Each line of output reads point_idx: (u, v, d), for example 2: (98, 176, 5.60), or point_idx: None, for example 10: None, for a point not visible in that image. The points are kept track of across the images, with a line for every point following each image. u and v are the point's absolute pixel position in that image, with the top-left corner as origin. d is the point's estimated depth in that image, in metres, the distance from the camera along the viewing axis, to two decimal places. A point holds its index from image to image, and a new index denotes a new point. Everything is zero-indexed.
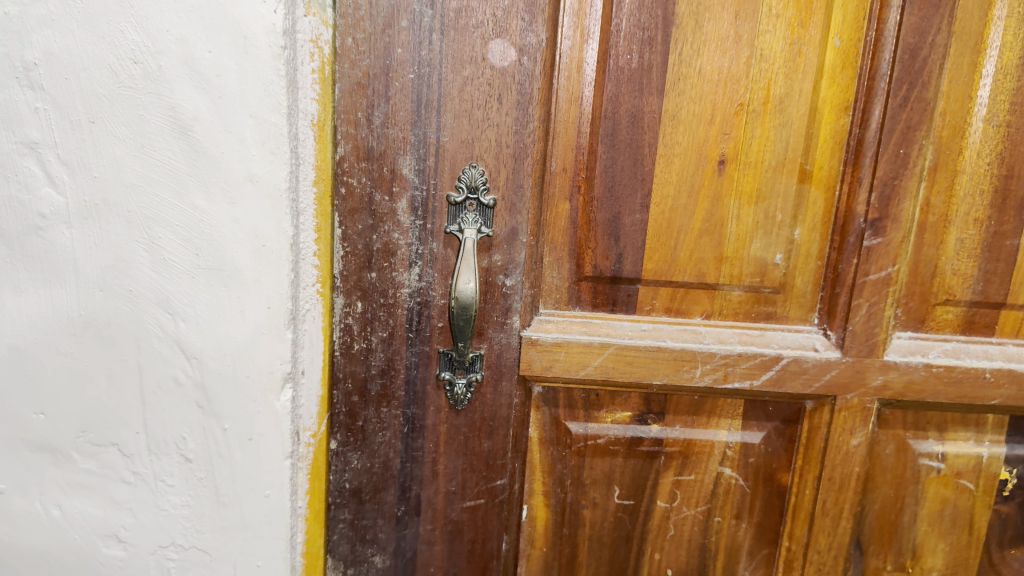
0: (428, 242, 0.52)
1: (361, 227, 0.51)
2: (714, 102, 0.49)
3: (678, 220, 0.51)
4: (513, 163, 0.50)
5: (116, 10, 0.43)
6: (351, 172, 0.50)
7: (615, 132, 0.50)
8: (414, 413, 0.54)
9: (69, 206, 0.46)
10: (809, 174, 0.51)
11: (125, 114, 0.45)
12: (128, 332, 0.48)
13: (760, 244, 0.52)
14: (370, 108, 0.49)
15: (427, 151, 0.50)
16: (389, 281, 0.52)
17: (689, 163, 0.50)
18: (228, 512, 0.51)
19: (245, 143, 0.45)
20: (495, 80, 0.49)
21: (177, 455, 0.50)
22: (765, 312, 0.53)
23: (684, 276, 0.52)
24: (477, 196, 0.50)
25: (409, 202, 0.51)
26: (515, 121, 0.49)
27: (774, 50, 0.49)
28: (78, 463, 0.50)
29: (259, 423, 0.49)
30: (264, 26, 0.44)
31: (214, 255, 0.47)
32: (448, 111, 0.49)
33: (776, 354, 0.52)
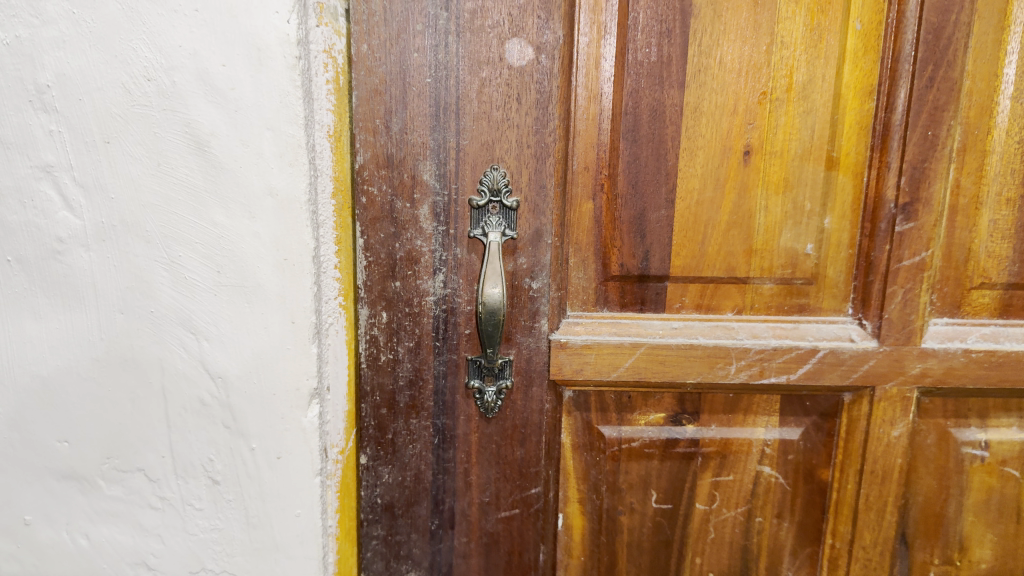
0: (452, 248, 0.51)
1: (383, 236, 0.50)
2: (737, 92, 0.49)
3: (705, 213, 0.50)
4: (536, 164, 0.49)
5: (128, 28, 0.43)
6: (371, 180, 0.49)
7: (636, 128, 0.49)
8: (445, 424, 0.54)
9: (86, 228, 0.46)
10: (836, 160, 0.50)
11: (141, 132, 0.44)
12: (151, 354, 0.47)
13: (790, 236, 0.51)
14: (388, 114, 0.48)
15: (447, 156, 0.49)
16: (414, 290, 0.51)
17: (713, 156, 0.50)
18: (259, 533, 0.50)
19: (263, 157, 0.45)
20: (513, 81, 0.48)
21: (205, 478, 0.49)
22: (798, 304, 0.52)
23: (712, 272, 0.52)
24: (500, 199, 0.50)
25: (431, 208, 0.50)
26: (536, 121, 0.49)
27: (795, 37, 0.48)
28: (104, 490, 0.49)
29: (288, 441, 0.49)
30: (278, 37, 0.43)
31: (235, 271, 0.46)
32: (467, 114, 0.49)
33: (812, 346, 0.51)
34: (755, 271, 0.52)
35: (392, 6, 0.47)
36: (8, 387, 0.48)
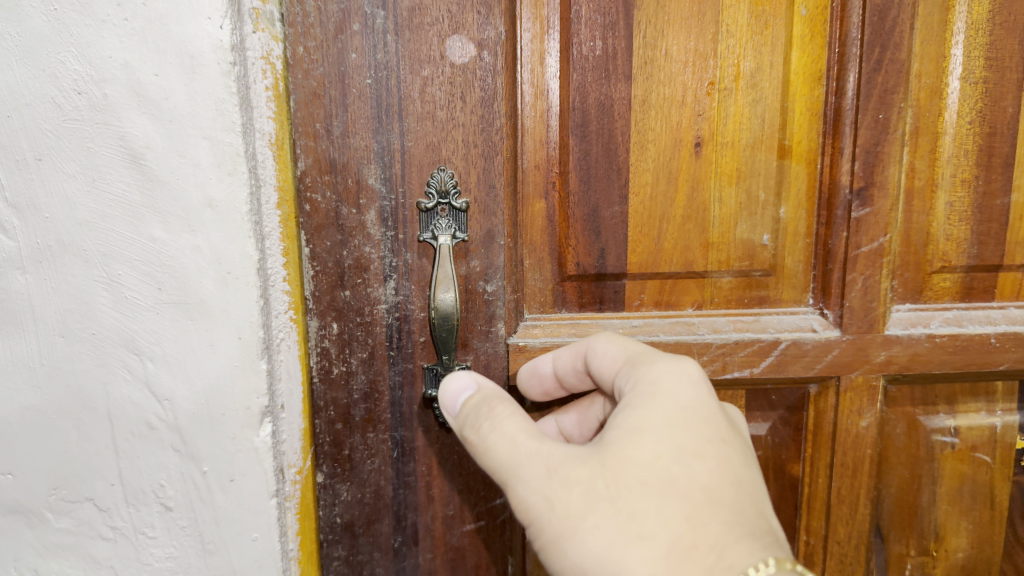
0: (402, 253, 0.50)
1: (330, 244, 0.49)
2: (684, 83, 0.48)
3: (658, 208, 0.50)
4: (486, 163, 0.49)
5: (55, 40, 0.42)
6: (314, 187, 0.48)
7: (585, 123, 0.49)
8: (403, 436, 0.53)
9: (21, 250, 0.44)
10: (788, 149, 0.50)
11: (73, 148, 0.43)
12: (95, 378, 0.46)
13: (746, 226, 0.50)
14: (328, 118, 0.47)
15: (394, 159, 0.48)
16: (365, 298, 0.50)
17: (664, 149, 0.49)
18: (216, 560, 0.48)
19: (201, 168, 0.43)
20: (457, 79, 0.48)
21: (157, 504, 0.47)
22: (758, 296, 0.52)
23: (669, 266, 0.51)
24: (449, 201, 0.49)
25: (378, 213, 0.49)
26: (482, 121, 0.48)
27: (740, 24, 0.48)
28: (52, 523, 0.47)
29: (240, 463, 0.47)
30: (211, 43, 0.42)
31: (177, 288, 0.45)
32: (410, 115, 0.48)
33: (773, 337, 0.51)
34: (712, 264, 0.51)
35: (328, 6, 0.46)
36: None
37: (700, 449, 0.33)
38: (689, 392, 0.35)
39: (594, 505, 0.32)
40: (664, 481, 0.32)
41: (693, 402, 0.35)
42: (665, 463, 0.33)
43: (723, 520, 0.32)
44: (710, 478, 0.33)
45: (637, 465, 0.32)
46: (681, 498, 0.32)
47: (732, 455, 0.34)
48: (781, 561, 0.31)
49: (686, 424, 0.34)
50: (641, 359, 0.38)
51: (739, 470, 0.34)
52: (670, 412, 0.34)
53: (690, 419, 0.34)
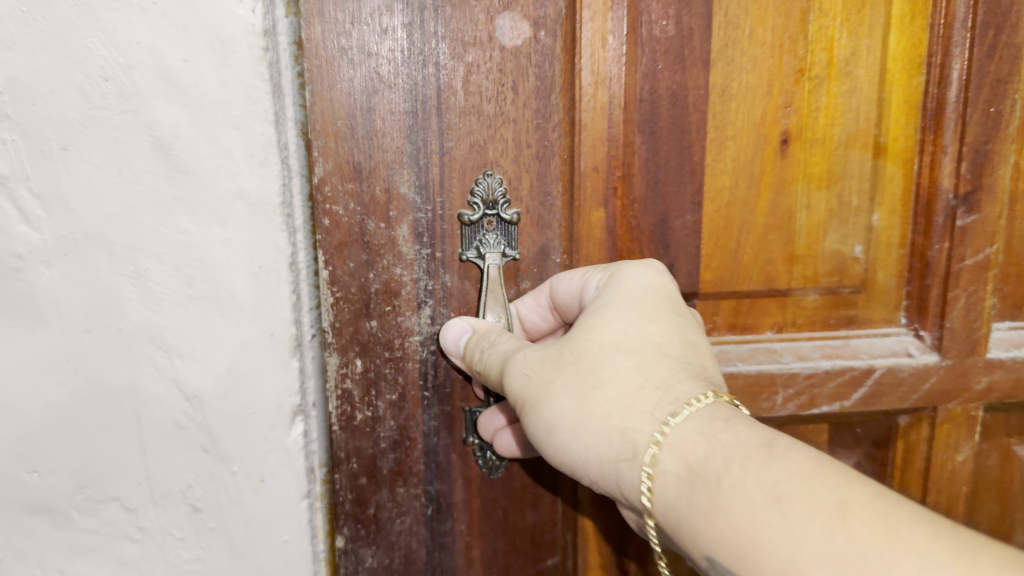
0: (439, 275, 0.50)
1: (352, 266, 0.48)
2: (771, 72, 0.49)
3: (739, 215, 0.51)
4: (542, 168, 0.49)
5: (82, 25, 0.39)
6: (335, 197, 0.47)
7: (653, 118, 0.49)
8: (439, 490, 0.54)
9: (47, 243, 0.42)
10: (883, 147, 0.52)
11: (100, 137, 0.41)
12: (120, 375, 0.44)
13: (837, 237, 0.53)
14: (350, 115, 0.46)
15: (431, 160, 0.48)
16: (396, 328, 0.50)
17: (746, 146, 0.50)
18: (244, 563, 0.47)
19: (231, 158, 0.41)
20: (506, 66, 0.47)
21: (185, 505, 0.46)
22: (847, 316, 0.55)
23: (752, 275, 0.53)
24: (497, 211, 0.49)
25: (411, 227, 0.48)
26: (537, 116, 0.48)
27: (834, 4, 0.49)
28: (77, 522, 0.46)
29: (271, 463, 0.46)
30: (243, 27, 0.40)
31: (208, 284, 0.43)
32: (453, 109, 0.47)
33: (869, 366, 0.53)
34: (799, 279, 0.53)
35: None
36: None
37: (655, 317, 0.42)
38: (654, 290, 0.44)
39: (563, 370, 0.41)
40: (621, 342, 0.41)
41: (653, 291, 0.44)
42: (623, 329, 0.41)
43: (669, 368, 0.40)
44: (661, 336, 0.41)
45: (605, 339, 0.41)
46: (639, 355, 0.40)
47: (684, 323, 0.43)
48: (718, 393, 0.38)
49: (640, 303, 0.43)
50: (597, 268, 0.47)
51: (687, 334, 0.42)
52: (629, 295, 0.44)
53: (649, 299, 0.43)
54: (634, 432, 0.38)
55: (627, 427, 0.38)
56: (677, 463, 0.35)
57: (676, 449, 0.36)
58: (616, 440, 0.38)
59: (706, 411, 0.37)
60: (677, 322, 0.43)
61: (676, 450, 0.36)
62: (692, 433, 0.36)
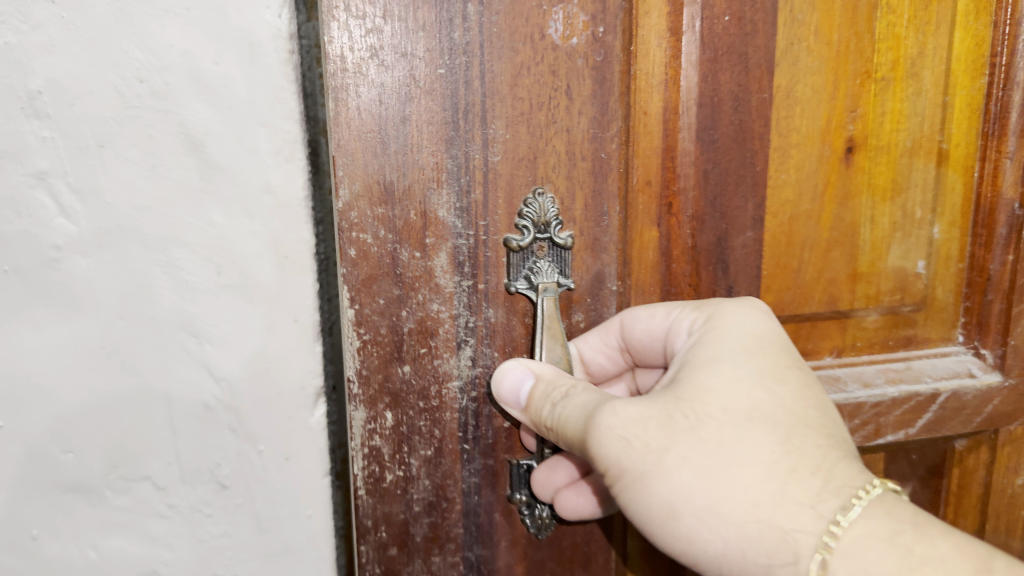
0: (484, 310, 0.56)
1: (381, 304, 0.53)
2: (843, 78, 0.60)
3: (806, 231, 0.62)
4: (598, 181, 0.56)
5: (118, 30, 0.43)
6: (362, 225, 0.51)
7: (713, 125, 0.58)
8: (480, 555, 0.59)
9: (84, 236, 0.45)
10: (948, 153, 0.64)
11: (134, 133, 0.44)
12: (152, 360, 0.48)
13: (899, 254, 0.64)
14: (382, 126, 0.50)
15: (476, 178, 0.53)
16: (432, 372, 0.55)
17: (813, 158, 0.60)
18: (270, 537, 0.51)
19: (258, 154, 0.46)
20: (559, 69, 0.53)
21: (213, 482, 0.49)
22: (904, 338, 0.67)
23: (815, 293, 0.63)
24: (550, 236, 0.55)
25: (450, 255, 0.54)
26: (594, 125, 0.55)
27: (902, 5, 0.60)
28: (110, 500, 0.49)
29: (296, 442, 0.50)
30: (270, 32, 0.45)
31: (236, 273, 0.47)
32: (498, 119, 0.53)
33: (934, 390, 0.66)
34: (860, 297, 0.65)
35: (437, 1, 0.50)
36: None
37: (783, 378, 0.47)
38: (769, 339, 0.50)
39: (677, 440, 0.44)
40: (746, 412, 0.45)
41: (762, 337, 0.50)
42: (753, 394, 0.46)
43: (813, 445, 0.45)
44: (797, 407, 0.46)
45: (705, 403, 0.45)
46: (782, 431, 0.44)
47: (808, 377, 0.48)
48: (882, 483, 0.44)
49: (768, 360, 0.48)
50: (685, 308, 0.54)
51: (823, 398, 0.48)
52: (731, 346, 0.49)
53: (767, 350, 0.49)
54: (796, 533, 0.42)
55: (785, 527, 0.43)
56: (853, 571, 0.41)
57: (848, 558, 0.41)
58: (773, 541, 0.42)
59: (875, 505, 0.42)
60: (808, 384, 0.48)
61: (856, 556, 0.41)
62: (878, 543, 0.41)
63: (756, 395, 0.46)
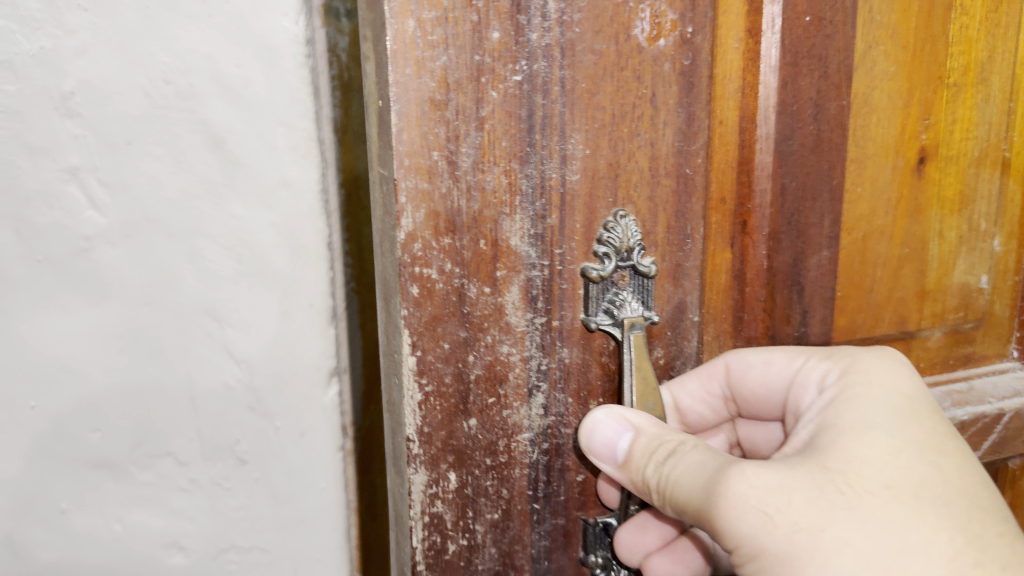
0: (557, 352, 0.55)
1: (445, 354, 0.52)
2: (921, 86, 0.61)
3: (879, 246, 0.63)
4: (681, 200, 0.56)
5: (145, 35, 0.46)
6: (430, 258, 0.50)
7: (791, 136, 0.57)
8: None
9: (111, 225, 0.49)
10: (1005, 165, 0.68)
11: (160, 131, 0.48)
12: (175, 343, 0.51)
13: (963, 267, 0.68)
14: (455, 140, 0.49)
15: (550, 201, 0.52)
16: (501, 424, 0.54)
17: (884, 171, 0.61)
18: (286, 509, 0.55)
19: (277, 150, 0.50)
20: (644, 74, 0.52)
21: (233, 458, 0.53)
22: (965, 352, 0.71)
23: (886, 312, 0.65)
24: (630, 265, 0.55)
25: (524, 292, 0.53)
26: (679, 138, 0.55)
27: (972, 10, 0.62)
28: (136, 476, 0.52)
29: (310, 418, 0.54)
30: (288, 37, 0.48)
31: (255, 261, 0.51)
32: (575, 133, 0.51)
33: (999, 410, 0.69)
34: (927, 316, 0.67)
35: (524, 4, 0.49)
36: (25, 385, 0.50)
37: (946, 451, 0.49)
38: (917, 403, 0.51)
39: (834, 516, 0.45)
40: (907, 484, 0.46)
41: (910, 402, 0.51)
42: (912, 468, 0.47)
43: (986, 523, 0.46)
44: (961, 480, 0.47)
45: (874, 479, 0.46)
46: (954, 513, 0.45)
47: (962, 445, 0.50)
48: None
49: (923, 430, 0.49)
50: (796, 351, 0.59)
51: (982, 474, 0.49)
52: (887, 411, 0.50)
53: (920, 420, 0.50)
54: None
55: None
56: None
57: None
58: None
59: None
60: (965, 457, 0.49)
61: None
62: None
63: (911, 468, 0.47)
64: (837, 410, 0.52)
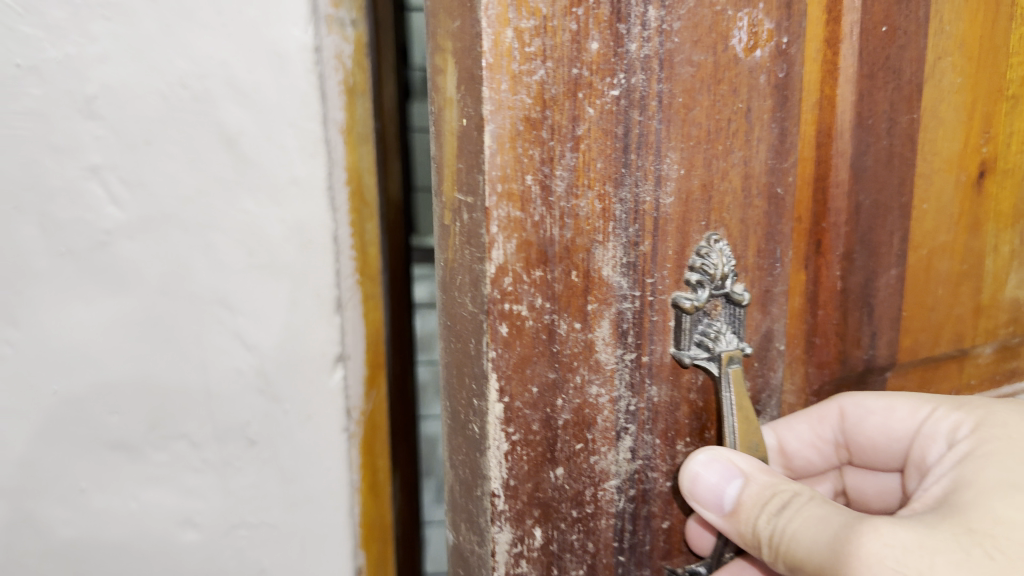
0: (643, 392, 0.55)
1: (531, 401, 0.50)
2: (981, 109, 0.68)
3: (941, 263, 0.69)
4: (771, 220, 0.58)
5: (164, 43, 0.50)
6: (522, 295, 0.49)
7: (866, 152, 0.61)
8: None
9: (130, 220, 0.52)
10: None
11: (177, 133, 0.51)
12: (190, 331, 0.54)
13: (1014, 283, 0.75)
14: (544, 163, 0.47)
15: (645, 226, 0.52)
16: (589, 471, 0.53)
17: (947, 188, 0.67)
18: (294, 487, 0.58)
19: (286, 150, 0.53)
20: (740, 87, 0.53)
21: (243, 439, 0.57)
22: (1010, 369, 0.79)
23: (945, 329, 0.71)
24: (724, 294, 0.56)
25: (613, 328, 0.52)
26: (772, 155, 0.56)
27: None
28: (151, 457, 0.56)
29: (315, 402, 0.57)
30: (298, 45, 0.52)
31: (266, 254, 0.54)
32: (670, 152, 0.51)
33: None
34: (981, 332, 0.74)
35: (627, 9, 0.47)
36: (48, 371, 0.53)
37: None
38: None
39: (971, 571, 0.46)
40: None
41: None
42: None
43: None
44: None
45: (1016, 542, 0.47)
46: None
47: None
48: None
49: None
50: (919, 401, 0.66)
51: None
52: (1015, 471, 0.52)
53: None
54: None
55: None
56: None
57: None
58: None
59: None
60: None
61: None
62: None
63: None
64: (966, 462, 0.57)
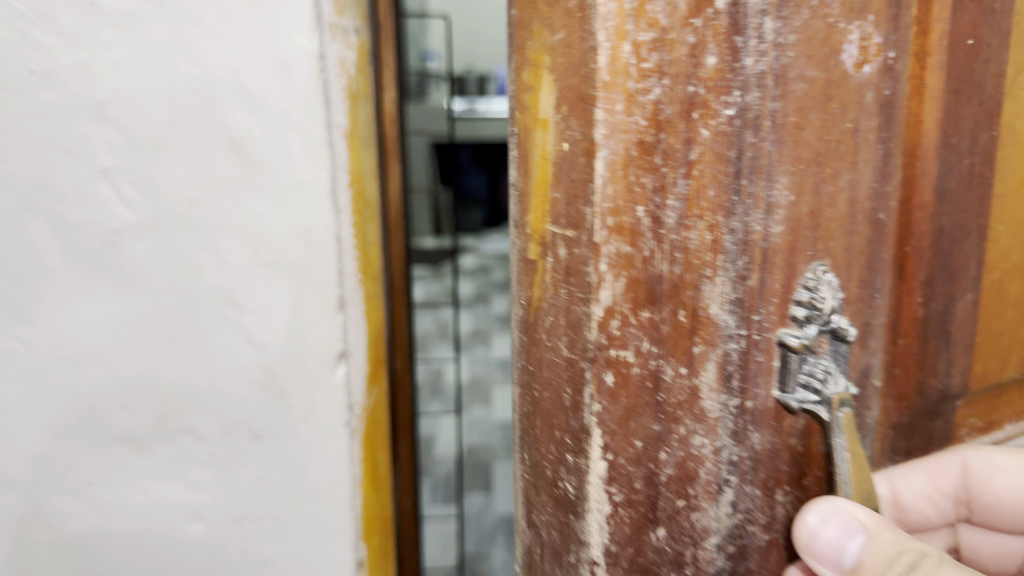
0: (747, 437, 0.44)
1: (636, 456, 0.42)
2: None
3: (1011, 284, 0.58)
4: (873, 248, 0.48)
5: (173, 49, 0.51)
6: (625, 338, 0.41)
7: (949, 171, 0.51)
8: None
9: (140, 221, 0.54)
10: None
11: (186, 136, 0.53)
12: (197, 328, 0.56)
13: None
14: (655, 191, 0.39)
15: (754, 258, 0.41)
16: (690, 531, 0.43)
17: (1022, 209, 0.57)
18: (298, 481, 0.59)
19: (291, 154, 0.54)
20: (849, 106, 0.43)
21: (248, 433, 0.58)
22: None
23: (1014, 353, 0.62)
24: (832, 329, 0.45)
25: (720, 375, 0.42)
26: (877, 178, 0.46)
27: None
28: (158, 450, 0.58)
29: (318, 399, 0.58)
30: (303, 52, 0.52)
31: (271, 253, 0.55)
32: (780, 176, 0.41)
33: None
34: None
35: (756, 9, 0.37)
36: (60, 367, 0.56)
37: None
38: None
39: None
40: None
41: None
42: None
43: None
44: None
45: None
46: None
47: None
48: None
49: None
50: None
51: None
52: None
53: None
54: None
55: None
56: None
57: None
58: None
59: None
60: None
61: None
62: None
63: None
64: None
